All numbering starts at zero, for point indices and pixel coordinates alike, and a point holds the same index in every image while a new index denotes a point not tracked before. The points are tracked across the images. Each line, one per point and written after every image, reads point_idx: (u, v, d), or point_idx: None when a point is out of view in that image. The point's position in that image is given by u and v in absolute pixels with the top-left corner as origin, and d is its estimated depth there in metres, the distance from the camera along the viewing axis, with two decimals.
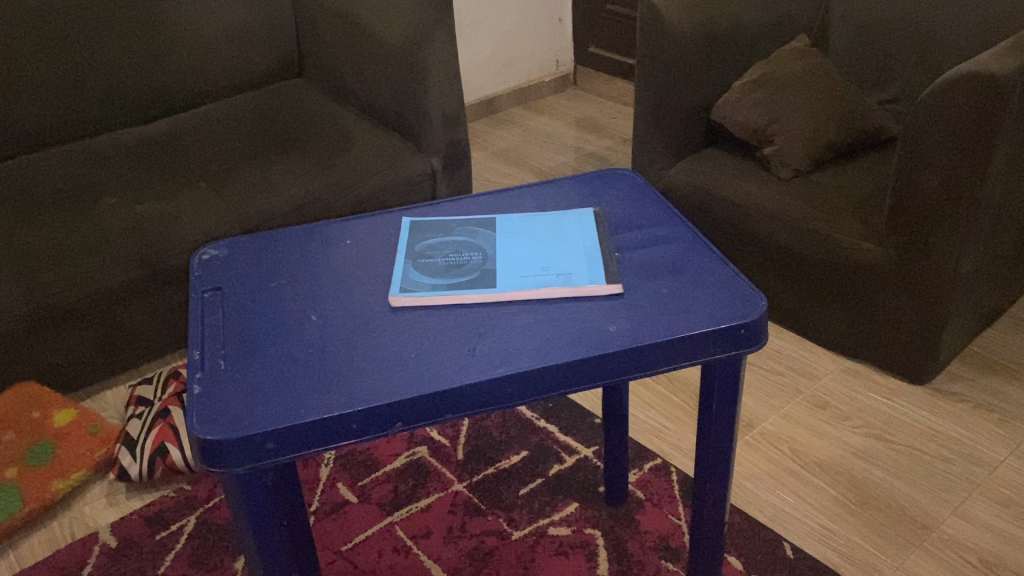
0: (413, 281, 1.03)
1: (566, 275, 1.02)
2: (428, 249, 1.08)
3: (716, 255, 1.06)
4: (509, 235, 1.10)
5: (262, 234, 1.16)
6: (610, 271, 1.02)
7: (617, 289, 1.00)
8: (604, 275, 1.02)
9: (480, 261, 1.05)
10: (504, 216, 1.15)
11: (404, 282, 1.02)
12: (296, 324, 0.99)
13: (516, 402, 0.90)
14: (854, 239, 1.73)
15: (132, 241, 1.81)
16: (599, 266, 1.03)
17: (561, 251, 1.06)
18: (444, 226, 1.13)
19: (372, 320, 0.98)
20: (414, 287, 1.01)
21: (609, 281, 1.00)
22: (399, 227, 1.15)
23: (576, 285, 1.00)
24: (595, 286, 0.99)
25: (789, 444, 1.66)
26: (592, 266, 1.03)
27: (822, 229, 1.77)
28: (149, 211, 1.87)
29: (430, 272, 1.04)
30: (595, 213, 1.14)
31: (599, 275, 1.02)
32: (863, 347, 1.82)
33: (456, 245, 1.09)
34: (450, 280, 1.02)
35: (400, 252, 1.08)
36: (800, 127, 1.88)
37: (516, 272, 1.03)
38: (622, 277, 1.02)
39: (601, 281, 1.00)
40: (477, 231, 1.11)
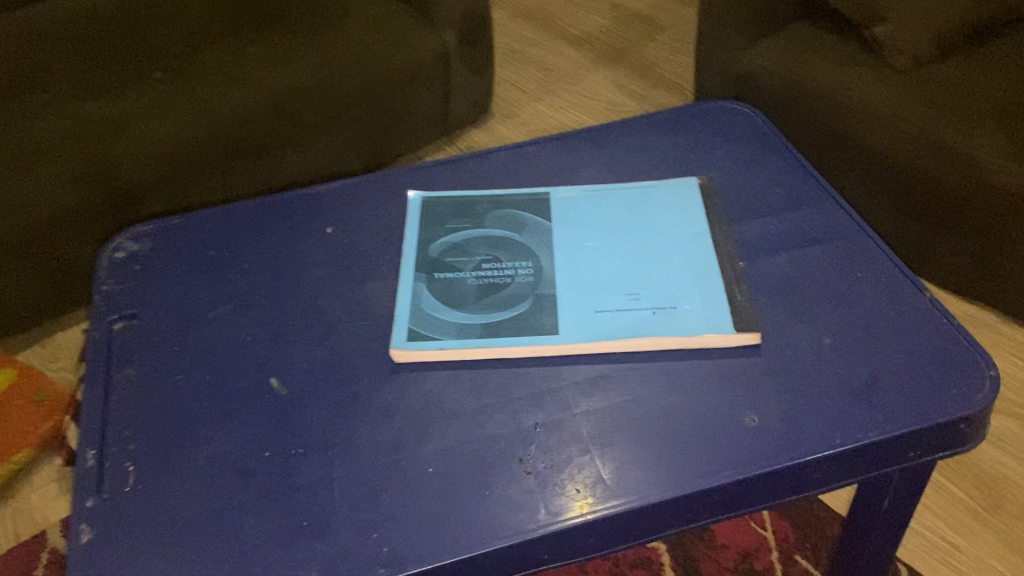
0: (430, 318, 0.66)
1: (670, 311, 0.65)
2: (449, 254, 0.71)
3: (907, 277, 0.67)
4: (574, 233, 0.72)
5: (207, 215, 0.79)
6: (738, 304, 0.65)
7: (753, 339, 0.63)
8: (730, 309, 0.65)
9: (531, 282, 0.68)
10: (562, 192, 0.76)
11: (414, 320, 0.66)
12: (247, 393, 0.63)
13: (598, 553, 0.56)
14: (1005, 160, 1.10)
15: (52, 159, 1.18)
16: (720, 290, 0.66)
17: (658, 264, 0.69)
18: (474, 211, 0.75)
19: (367, 388, 0.63)
20: (432, 332, 0.65)
21: (739, 323, 0.64)
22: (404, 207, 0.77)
23: (688, 334, 0.63)
24: (719, 334, 0.63)
25: None
26: (708, 291, 0.66)
27: (931, 136, 1.15)
28: (84, 116, 1.26)
29: (455, 302, 0.67)
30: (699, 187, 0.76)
31: (720, 308, 0.65)
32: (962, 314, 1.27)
33: (495, 247, 0.71)
34: (488, 317, 0.66)
35: (409, 259, 0.71)
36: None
37: (589, 305, 0.66)
38: (757, 315, 0.65)
39: (728, 320, 0.64)
40: (525, 221, 0.74)
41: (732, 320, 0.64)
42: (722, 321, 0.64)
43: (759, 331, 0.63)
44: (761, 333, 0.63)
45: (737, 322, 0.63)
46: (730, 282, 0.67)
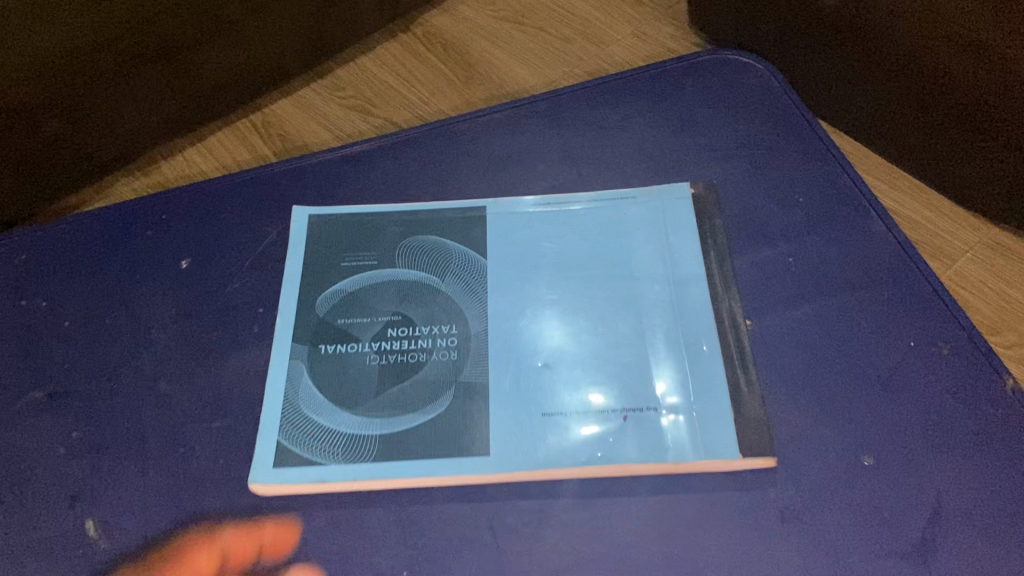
0: (313, 426, 0.47)
1: (650, 416, 0.46)
2: (343, 310, 0.51)
3: (981, 350, 0.48)
4: (519, 280, 0.52)
5: (19, 240, 0.58)
6: (745, 405, 0.46)
7: (767, 464, 0.45)
8: (735, 418, 0.46)
9: (455, 361, 0.49)
10: (505, 207, 0.56)
11: (291, 430, 0.47)
12: (54, 546, 0.45)
13: None
14: None
15: None
16: (721, 382, 0.47)
17: (634, 338, 0.49)
18: (382, 239, 0.54)
19: (218, 537, 0.44)
20: (314, 451, 0.46)
21: (746, 440, 0.45)
22: (287, 228, 0.56)
23: (674, 462, 0.44)
24: (715, 461, 0.44)
25: None
26: (703, 387, 0.47)
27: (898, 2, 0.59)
28: None
29: (348, 396, 0.48)
30: (694, 200, 0.55)
31: (720, 414, 0.46)
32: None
33: (405, 298, 0.51)
34: (394, 424, 0.47)
35: (289, 320, 0.51)
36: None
37: (537, 405, 0.47)
38: (773, 421, 0.46)
39: (730, 437, 0.45)
40: (450, 257, 0.53)
41: (737, 438, 0.45)
42: (723, 439, 0.45)
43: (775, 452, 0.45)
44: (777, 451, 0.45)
45: (744, 442, 0.45)
46: (734, 368, 0.47)
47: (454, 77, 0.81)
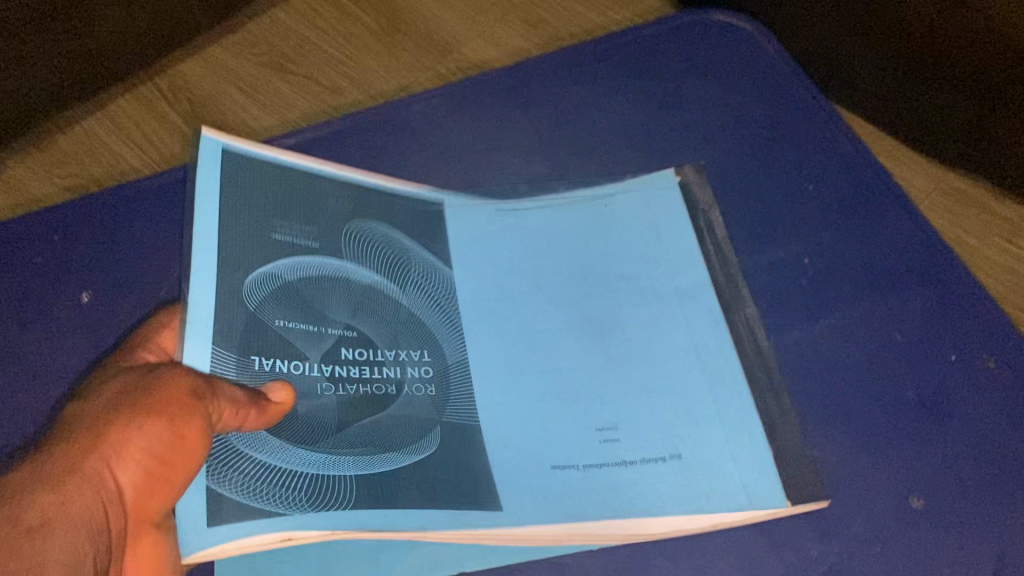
0: (253, 465, 0.33)
1: (676, 465, 0.38)
2: (279, 314, 0.38)
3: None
4: (492, 301, 0.43)
5: None
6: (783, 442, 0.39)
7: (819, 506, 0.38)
8: (776, 468, 0.38)
9: (434, 398, 0.39)
10: (468, 207, 0.46)
11: (215, 470, 0.33)
12: None
13: None
14: None
15: None
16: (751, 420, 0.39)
17: (638, 371, 0.41)
18: (326, 213, 0.42)
19: None
20: (267, 502, 0.32)
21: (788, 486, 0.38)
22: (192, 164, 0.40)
23: (717, 515, 0.36)
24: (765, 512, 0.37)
25: None
26: (730, 418, 0.39)
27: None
28: None
29: (300, 431, 0.35)
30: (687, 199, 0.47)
31: (757, 451, 0.38)
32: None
33: (360, 304, 0.40)
34: (373, 459, 0.35)
35: (210, 299, 0.37)
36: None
37: (546, 454, 0.38)
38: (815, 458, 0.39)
39: (774, 484, 0.37)
40: (412, 263, 0.43)
41: (780, 483, 0.38)
42: (767, 485, 0.37)
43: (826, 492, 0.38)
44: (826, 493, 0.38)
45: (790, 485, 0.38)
46: (763, 395, 0.40)
47: (375, 26, 0.69)
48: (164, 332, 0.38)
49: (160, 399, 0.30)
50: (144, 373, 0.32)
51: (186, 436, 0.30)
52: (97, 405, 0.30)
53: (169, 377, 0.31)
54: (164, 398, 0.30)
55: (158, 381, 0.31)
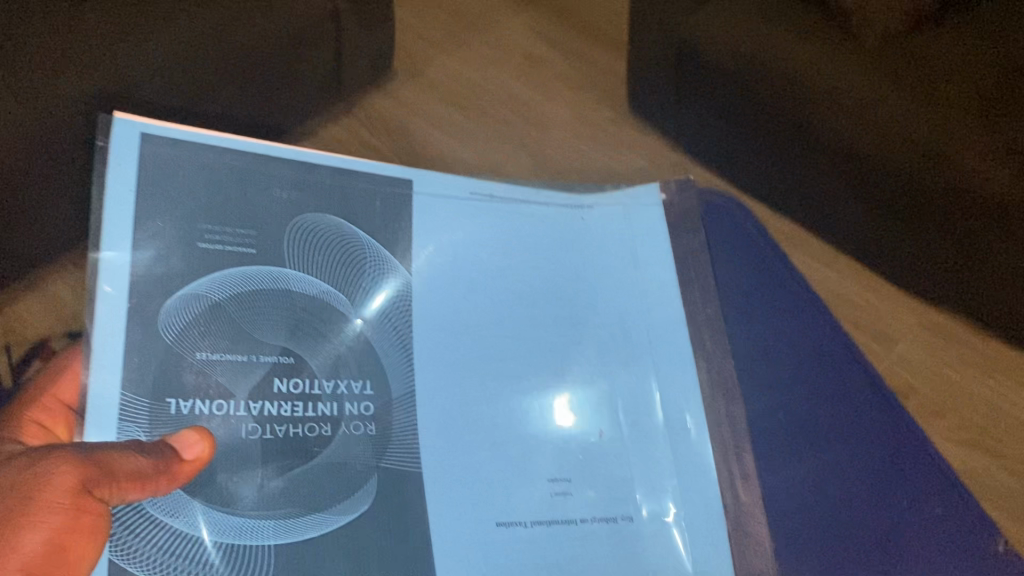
0: (165, 535, 0.32)
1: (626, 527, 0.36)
2: (201, 334, 0.34)
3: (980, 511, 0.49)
4: (451, 301, 0.39)
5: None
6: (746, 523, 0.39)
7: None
8: (729, 531, 0.38)
9: (375, 439, 0.35)
10: (435, 199, 0.40)
11: (129, 543, 0.32)
12: None
13: None
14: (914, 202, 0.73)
15: None
16: (713, 479, 0.38)
17: (581, 430, 0.38)
18: (264, 208, 0.37)
19: None
20: None
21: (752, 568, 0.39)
22: (103, 148, 0.35)
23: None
24: None
25: None
26: (676, 481, 0.38)
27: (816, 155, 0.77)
28: None
29: (220, 487, 0.33)
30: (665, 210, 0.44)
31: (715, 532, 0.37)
32: (970, 413, 0.85)
33: (296, 331, 0.36)
34: (296, 532, 0.33)
35: (119, 343, 0.33)
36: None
37: (492, 507, 0.35)
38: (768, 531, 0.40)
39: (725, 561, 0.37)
40: (361, 263, 0.38)
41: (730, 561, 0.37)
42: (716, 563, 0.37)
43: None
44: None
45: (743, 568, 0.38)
46: (728, 463, 0.39)
47: None
48: (66, 380, 0.40)
49: (45, 503, 0.33)
50: (30, 467, 0.34)
51: (76, 530, 0.32)
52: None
53: (58, 471, 0.33)
54: (49, 493, 0.33)
55: (42, 477, 0.33)
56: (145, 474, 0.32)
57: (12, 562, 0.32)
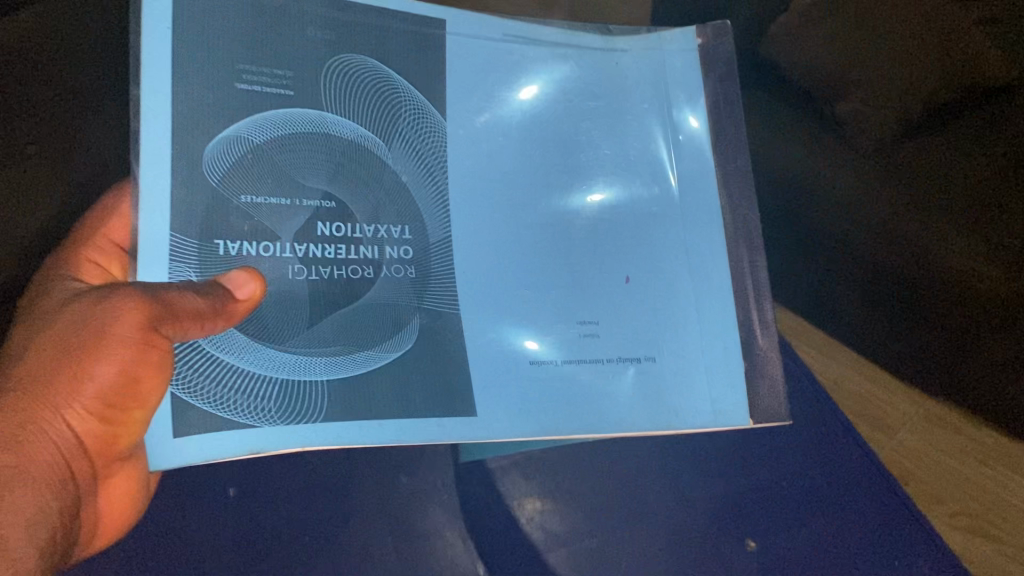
0: (225, 370, 0.41)
1: (648, 367, 0.44)
2: (249, 170, 0.41)
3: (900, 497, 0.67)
4: (487, 143, 0.44)
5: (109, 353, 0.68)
6: (760, 363, 0.45)
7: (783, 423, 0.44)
8: (745, 372, 0.44)
9: (413, 279, 0.43)
10: (470, 41, 0.45)
11: (191, 380, 0.41)
12: None
13: None
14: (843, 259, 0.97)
15: None
16: (732, 327, 0.45)
17: (580, 293, 0.44)
18: (295, 45, 0.41)
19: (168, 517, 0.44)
20: (237, 411, 0.40)
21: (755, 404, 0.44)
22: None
23: (684, 428, 0.43)
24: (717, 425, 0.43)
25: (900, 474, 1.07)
26: (669, 326, 0.44)
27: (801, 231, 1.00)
28: None
29: (273, 319, 0.42)
30: (697, 53, 0.46)
31: (723, 371, 0.44)
32: (924, 474, 1.07)
33: (338, 174, 0.42)
34: (343, 367, 0.42)
35: (166, 181, 0.39)
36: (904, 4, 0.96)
37: (523, 349, 0.43)
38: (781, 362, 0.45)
39: (741, 400, 0.44)
40: (397, 106, 0.43)
41: (746, 402, 0.44)
42: (732, 403, 0.44)
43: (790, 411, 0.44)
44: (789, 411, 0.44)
45: (756, 406, 0.44)
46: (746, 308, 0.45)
47: None
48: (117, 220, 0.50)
49: (110, 336, 0.41)
50: (100, 305, 0.41)
51: (142, 364, 0.41)
52: (76, 334, 0.41)
53: (121, 307, 0.40)
54: (116, 330, 0.40)
55: (110, 314, 0.40)
56: (204, 314, 0.38)
57: (91, 388, 0.42)
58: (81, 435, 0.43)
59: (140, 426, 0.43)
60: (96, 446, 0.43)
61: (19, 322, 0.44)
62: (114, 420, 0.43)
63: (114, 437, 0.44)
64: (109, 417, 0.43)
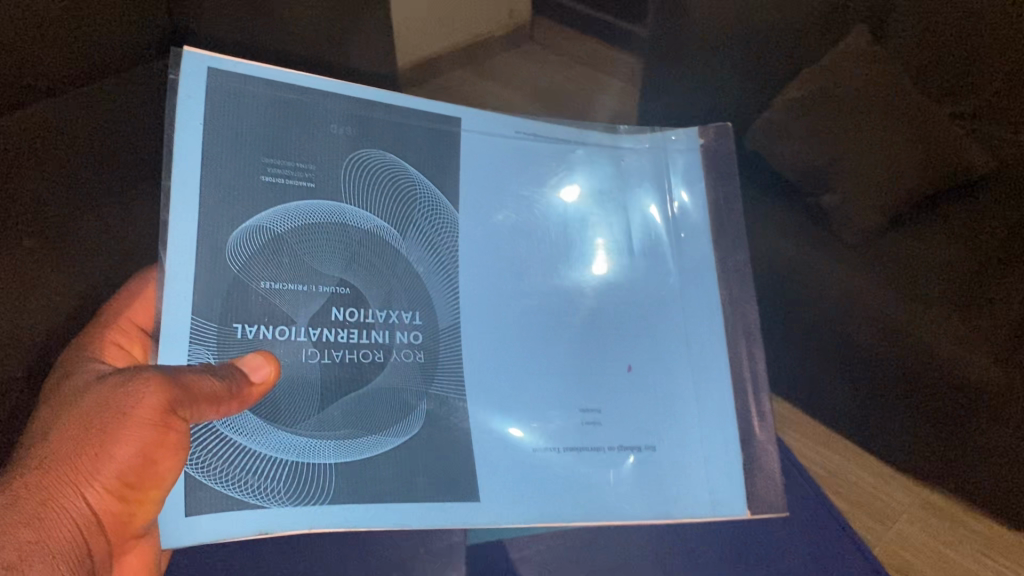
0: (235, 451, 0.42)
1: (647, 456, 0.44)
2: (271, 256, 0.42)
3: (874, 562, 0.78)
4: (494, 237, 0.46)
5: None
6: (757, 454, 0.45)
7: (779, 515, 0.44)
8: (742, 463, 0.44)
9: (422, 364, 0.44)
10: (482, 138, 0.47)
11: (204, 462, 0.42)
12: None
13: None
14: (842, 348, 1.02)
15: None
16: (731, 417, 0.45)
17: (587, 378, 0.45)
18: (318, 140, 0.44)
19: None
20: (245, 493, 0.41)
21: (755, 495, 0.44)
22: (175, 80, 0.41)
23: (683, 516, 0.43)
24: (715, 513, 0.43)
25: (894, 561, 1.07)
26: (670, 404, 0.45)
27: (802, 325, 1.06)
28: None
29: (284, 403, 0.43)
30: (700, 154, 0.48)
31: (726, 461, 0.44)
32: (925, 564, 1.06)
33: (353, 263, 0.44)
34: (352, 450, 0.42)
35: (189, 269, 0.41)
36: (895, 116, 1.06)
37: (529, 436, 0.44)
38: (779, 455, 0.44)
39: (738, 491, 0.44)
40: (412, 195, 0.45)
41: (743, 492, 0.44)
42: (730, 493, 0.43)
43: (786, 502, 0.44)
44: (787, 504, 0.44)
45: (752, 496, 0.44)
46: (744, 397, 0.45)
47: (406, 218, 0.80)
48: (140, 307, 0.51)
49: (133, 417, 0.42)
50: (122, 386, 0.43)
51: (162, 445, 0.42)
52: (99, 410, 0.43)
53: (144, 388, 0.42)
54: (138, 411, 0.42)
55: (133, 394, 0.42)
56: (220, 396, 0.40)
57: (110, 468, 0.43)
58: (98, 514, 0.43)
59: (158, 504, 0.44)
60: (112, 524, 0.44)
61: (42, 404, 0.45)
62: (131, 498, 0.44)
63: (132, 515, 0.44)
64: (126, 495, 0.43)
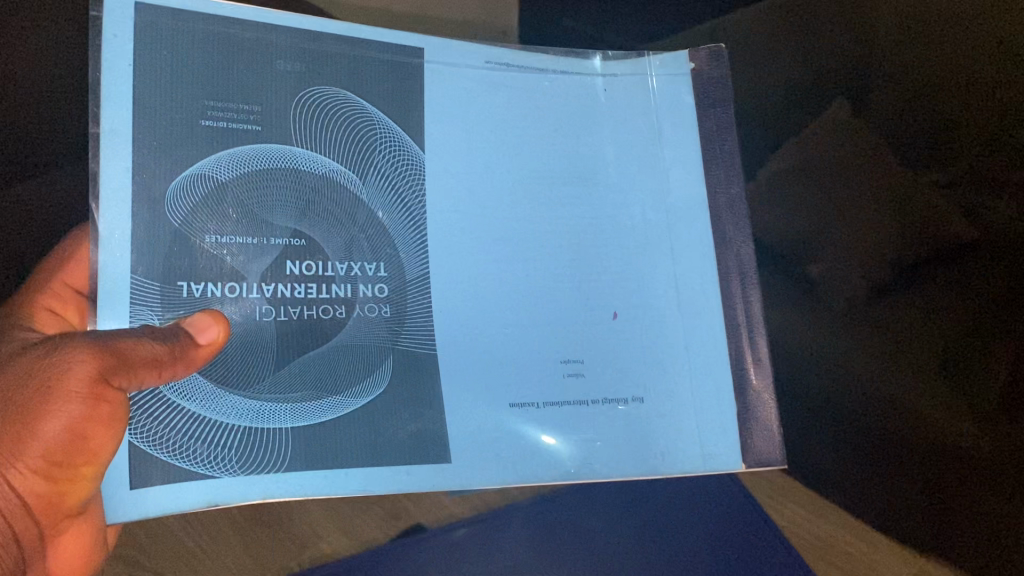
0: (185, 418, 0.38)
1: (636, 408, 0.42)
2: (214, 203, 0.39)
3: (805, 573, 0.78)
4: (466, 179, 0.42)
5: None
6: (753, 404, 0.43)
7: (778, 467, 0.42)
8: (738, 414, 0.42)
9: (388, 318, 0.40)
10: (449, 71, 0.43)
11: (152, 431, 0.38)
12: None
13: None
14: None
15: None
16: (723, 365, 0.43)
17: (573, 326, 0.42)
18: (270, 76, 0.41)
19: None
20: (195, 463, 0.37)
21: (747, 445, 0.42)
22: (99, 17, 0.38)
23: (672, 471, 0.41)
24: (707, 466, 0.41)
25: None
26: (654, 355, 0.42)
27: None
28: None
29: (232, 367, 0.39)
30: (691, 77, 0.45)
31: (719, 414, 0.42)
32: None
33: (307, 209, 0.40)
34: (314, 412, 0.39)
35: (123, 221, 0.37)
36: None
37: (509, 389, 0.41)
38: (776, 402, 0.43)
39: (734, 443, 0.42)
40: (372, 134, 0.42)
41: (738, 444, 0.42)
42: (725, 445, 0.42)
43: (784, 453, 0.42)
44: (785, 454, 0.42)
45: (748, 448, 0.42)
46: (737, 343, 0.43)
47: None
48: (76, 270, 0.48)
49: (61, 390, 0.37)
50: (48, 353, 0.37)
51: (93, 419, 0.37)
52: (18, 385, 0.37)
53: (71, 359, 0.37)
54: (65, 382, 0.37)
55: (59, 366, 0.37)
56: (161, 360, 0.36)
57: (35, 447, 0.38)
58: (23, 495, 0.39)
59: (92, 482, 0.40)
60: (40, 504, 0.40)
61: None
62: (59, 478, 0.39)
63: (61, 495, 0.40)
64: (53, 474, 0.39)
